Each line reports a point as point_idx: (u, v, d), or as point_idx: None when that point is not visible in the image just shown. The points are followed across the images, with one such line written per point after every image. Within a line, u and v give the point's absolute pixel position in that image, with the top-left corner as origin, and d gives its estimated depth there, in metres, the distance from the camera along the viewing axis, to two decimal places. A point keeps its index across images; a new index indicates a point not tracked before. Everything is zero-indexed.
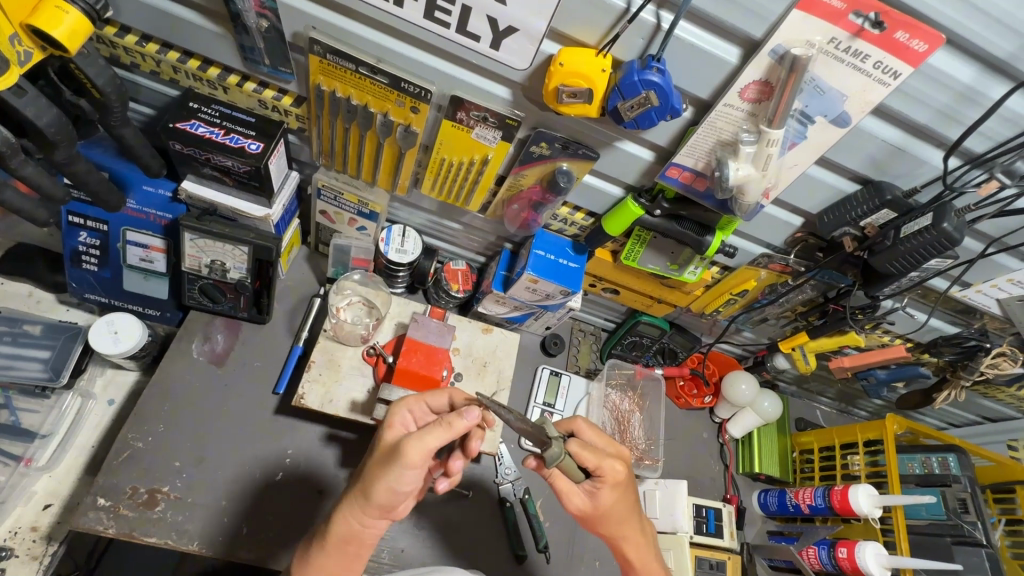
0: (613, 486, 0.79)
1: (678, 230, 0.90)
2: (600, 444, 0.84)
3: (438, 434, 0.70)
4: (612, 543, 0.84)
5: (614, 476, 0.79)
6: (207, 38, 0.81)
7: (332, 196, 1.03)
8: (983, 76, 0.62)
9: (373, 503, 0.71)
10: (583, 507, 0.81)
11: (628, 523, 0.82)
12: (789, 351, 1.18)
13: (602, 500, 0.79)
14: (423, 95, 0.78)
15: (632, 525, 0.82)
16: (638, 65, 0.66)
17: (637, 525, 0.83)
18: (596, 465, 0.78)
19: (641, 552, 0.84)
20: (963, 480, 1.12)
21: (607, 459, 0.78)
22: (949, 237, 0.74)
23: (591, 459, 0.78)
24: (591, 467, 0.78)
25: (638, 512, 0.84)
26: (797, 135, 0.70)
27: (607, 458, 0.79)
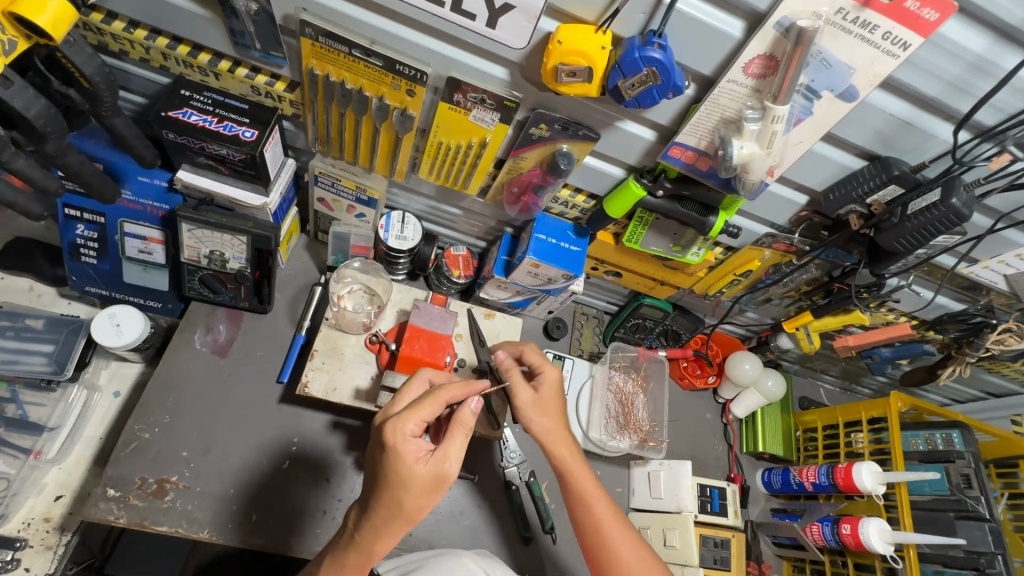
0: (552, 383, 0.97)
1: (681, 211, 0.88)
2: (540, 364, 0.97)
3: (463, 443, 0.74)
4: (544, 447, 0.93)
5: (551, 379, 0.97)
6: (196, 23, 0.79)
7: (329, 183, 1.02)
8: (996, 46, 0.61)
9: (420, 522, 0.75)
10: (526, 401, 0.94)
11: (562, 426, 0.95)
12: (794, 331, 1.18)
13: (544, 392, 0.96)
14: (419, 77, 0.76)
15: (565, 436, 0.94)
16: (639, 41, 0.64)
17: (569, 444, 0.94)
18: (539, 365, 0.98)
19: (568, 463, 0.92)
20: (966, 457, 1.11)
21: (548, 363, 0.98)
22: (958, 213, 0.73)
23: (535, 359, 0.99)
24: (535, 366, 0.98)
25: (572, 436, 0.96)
26: (803, 112, 0.68)
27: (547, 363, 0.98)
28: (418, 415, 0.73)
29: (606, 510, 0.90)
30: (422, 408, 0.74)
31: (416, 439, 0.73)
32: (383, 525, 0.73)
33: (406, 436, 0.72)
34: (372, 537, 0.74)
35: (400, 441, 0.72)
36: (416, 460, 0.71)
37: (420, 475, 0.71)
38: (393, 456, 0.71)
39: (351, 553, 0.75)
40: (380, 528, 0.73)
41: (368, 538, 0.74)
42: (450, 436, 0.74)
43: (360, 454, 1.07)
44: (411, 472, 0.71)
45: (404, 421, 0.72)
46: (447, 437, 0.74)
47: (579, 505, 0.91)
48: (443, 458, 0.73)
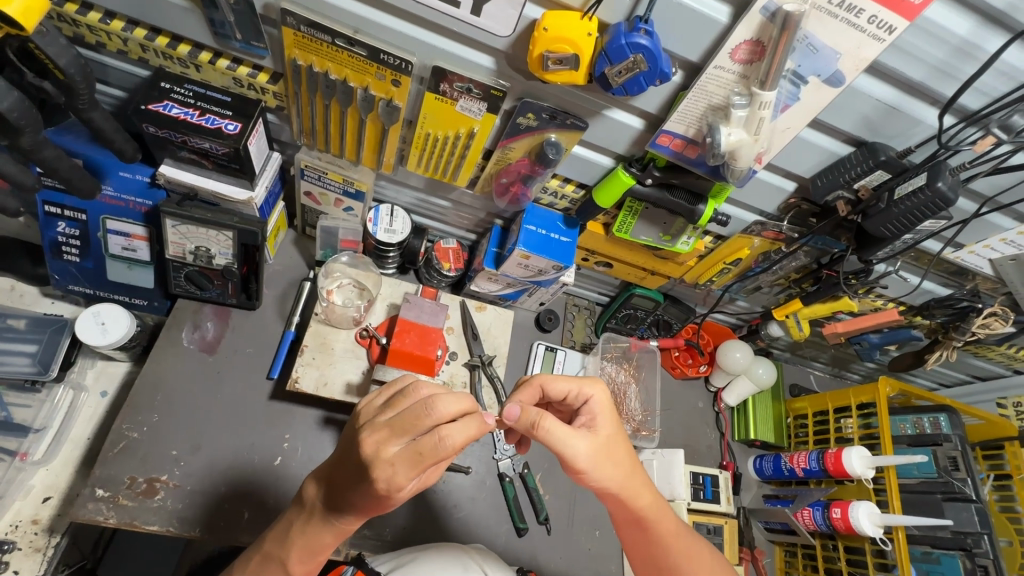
0: (606, 410, 0.77)
1: (670, 199, 0.88)
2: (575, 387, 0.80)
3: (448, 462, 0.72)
4: (621, 494, 0.76)
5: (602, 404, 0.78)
6: (174, 13, 0.77)
7: (316, 176, 1.00)
8: (980, 29, 0.61)
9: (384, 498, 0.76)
10: (586, 451, 0.72)
11: (633, 463, 0.77)
12: (783, 318, 1.18)
13: (600, 431, 0.75)
14: (404, 67, 0.75)
15: (640, 481, 0.76)
16: (625, 28, 0.63)
17: (648, 487, 0.78)
18: (578, 389, 0.79)
19: (648, 496, 0.77)
20: (953, 439, 1.13)
21: (590, 384, 0.79)
22: (944, 197, 0.73)
23: (570, 385, 0.79)
24: (574, 392, 0.79)
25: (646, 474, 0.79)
26: (790, 97, 0.68)
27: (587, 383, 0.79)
28: (417, 473, 0.64)
29: (686, 540, 0.81)
30: (424, 467, 0.64)
31: (409, 485, 0.66)
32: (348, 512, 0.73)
33: (404, 486, 0.65)
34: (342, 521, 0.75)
35: (393, 492, 0.65)
36: (408, 493, 0.67)
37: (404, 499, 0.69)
38: (383, 499, 0.66)
39: (320, 532, 0.73)
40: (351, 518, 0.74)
41: (341, 523, 0.72)
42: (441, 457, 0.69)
43: None
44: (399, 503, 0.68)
45: (405, 477, 0.64)
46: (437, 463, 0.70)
47: (658, 550, 0.80)
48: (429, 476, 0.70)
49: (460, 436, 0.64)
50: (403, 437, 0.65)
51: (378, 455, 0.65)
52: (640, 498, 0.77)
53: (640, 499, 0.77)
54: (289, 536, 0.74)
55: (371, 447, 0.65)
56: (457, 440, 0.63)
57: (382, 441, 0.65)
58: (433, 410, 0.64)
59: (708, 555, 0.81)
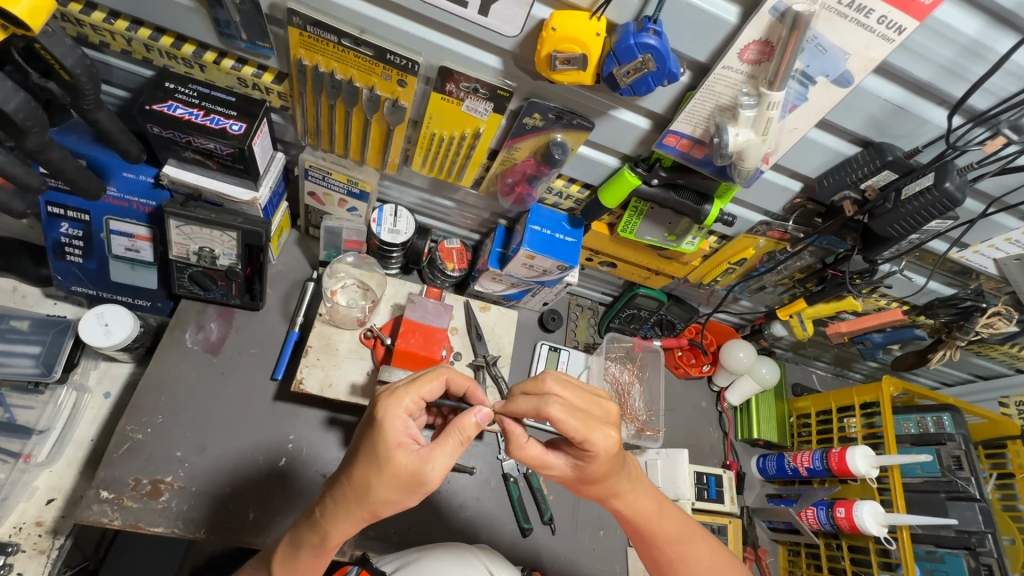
0: (607, 456, 0.70)
1: (676, 199, 0.88)
2: (587, 406, 0.74)
3: (454, 454, 0.66)
4: (607, 502, 0.79)
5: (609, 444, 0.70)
6: (178, 12, 0.76)
7: (320, 177, 1.00)
8: (989, 29, 0.60)
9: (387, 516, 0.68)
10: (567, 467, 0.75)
11: (622, 483, 0.76)
12: (787, 318, 1.18)
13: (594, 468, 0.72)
14: (410, 67, 0.75)
15: (625, 489, 0.77)
16: (634, 28, 0.63)
17: (635, 497, 0.79)
18: (584, 437, 0.68)
19: (639, 505, 0.79)
20: (957, 438, 1.13)
21: (597, 430, 0.69)
22: (952, 198, 0.73)
23: (581, 400, 0.74)
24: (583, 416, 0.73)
25: (634, 480, 0.79)
26: (798, 98, 0.68)
27: (595, 431, 0.69)
28: (415, 395, 0.69)
29: (679, 538, 0.82)
30: (422, 386, 0.70)
31: (406, 425, 0.66)
32: (342, 506, 0.67)
33: (395, 412, 0.66)
34: (333, 523, 0.68)
35: (388, 420, 0.65)
36: (399, 445, 0.65)
37: (398, 467, 0.64)
38: (377, 437, 0.65)
39: (308, 535, 0.71)
40: (342, 512, 0.67)
41: (327, 524, 0.69)
42: (443, 436, 0.67)
43: None
44: (388, 460, 0.64)
45: (399, 394, 0.68)
46: (440, 438, 0.67)
47: (649, 545, 0.82)
48: (428, 455, 0.65)
49: (453, 368, 0.76)
50: (410, 384, 0.76)
51: (387, 397, 0.74)
52: (627, 509, 0.78)
53: (621, 502, 0.78)
54: (286, 541, 0.74)
55: (386, 393, 0.75)
56: (451, 368, 0.76)
57: (392, 388, 0.75)
58: (436, 365, 0.82)
59: (703, 534, 0.85)
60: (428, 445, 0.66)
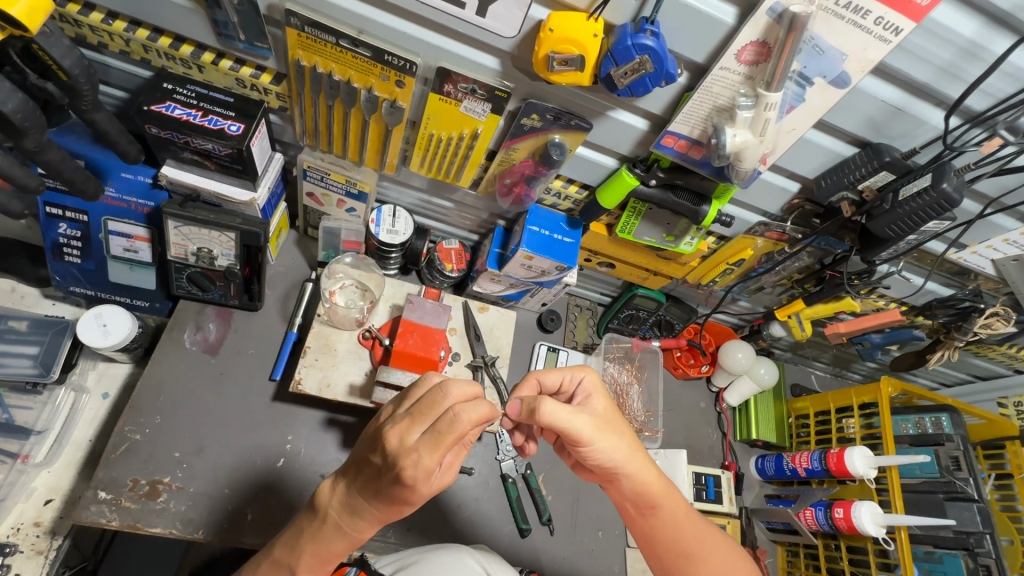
0: (600, 396, 0.80)
1: (674, 200, 0.88)
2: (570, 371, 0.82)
3: (467, 453, 0.72)
4: (624, 475, 0.76)
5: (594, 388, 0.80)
6: (176, 13, 0.76)
7: (319, 177, 1.00)
8: (986, 30, 0.60)
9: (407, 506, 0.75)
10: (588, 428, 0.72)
11: (635, 448, 0.76)
12: (785, 319, 1.18)
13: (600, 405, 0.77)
14: (408, 67, 0.75)
15: (643, 461, 0.76)
16: (631, 29, 0.63)
17: (650, 465, 0.78)
18: (571, 374, 0.82)
19: (654, 477, 0.77)
20: (956, 439, 1.14)
21: (582, 371, 0.82)
22: (949, 199, 0.73)
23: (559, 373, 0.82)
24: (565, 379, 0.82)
25: (647, 455, 0.79)
26: (795, 99, 0.68)
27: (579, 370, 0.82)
28: (440, 456, 0.63)
29: (694, 519, 0.81)
30: (446, 448, 0.63)
31: (433, 474, 0.65)
32: (373, 520, 0.71)
33: (428, 471, 0.63)
34: (360, 529, 0.72)
35: (419, 481, 0.64)
36: (432, 484, 0.66)
37: (428, 498, 0.68)
38: (409, 491, 0.64)
39: (331, 542, 0.73)
40: (374, 523, 0.72)
41: (356, 530, 0.72)
42: (456, 448, 0.70)
43: None
44: (423, 497, 0.66)
45: (428, 455, 0.63)
46: (456, 452, 0.70)
47: (668, 530, 0.79)
48: (449, 467, 0.69)
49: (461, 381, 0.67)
50: (423, 423, 0.65)
51: (401, 446, 0.64)
52: (645, 481, 0.77)
53: (640, 473, 0.76)
54: (294, 541, 0.75)
55: (393, 435, 0.65)
56: (474, 414, 0.63)
57: (405, 431, 0.65)
58: (449, 392, 0.66)
59: (717, 533, 0.82)
60: (449, 462, 0.69)
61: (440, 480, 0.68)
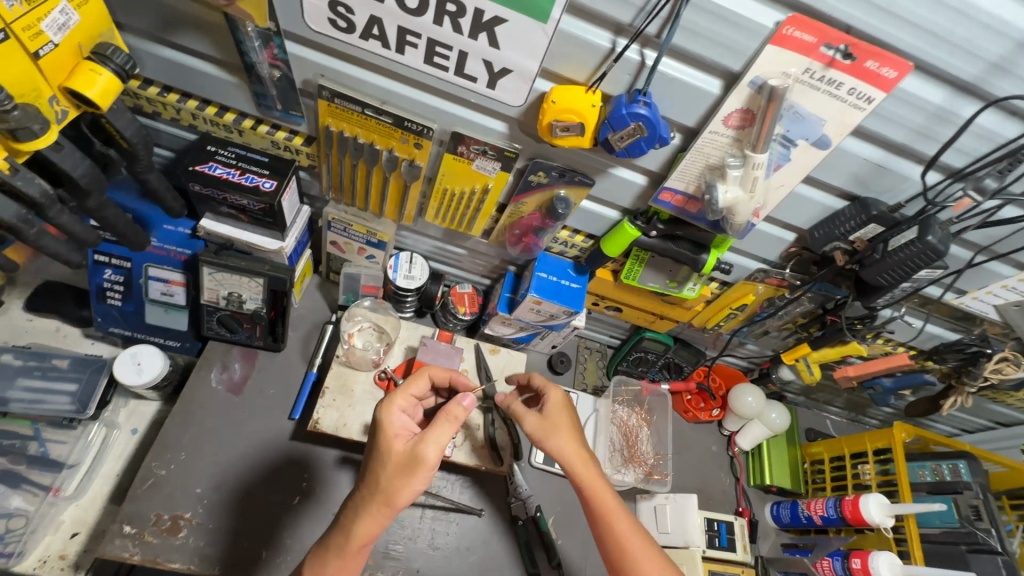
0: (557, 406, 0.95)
1: (674, 249, 0.93)
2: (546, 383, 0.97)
3: (451, 431, 0.79)
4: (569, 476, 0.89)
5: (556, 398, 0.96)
6: (223, 87, 0.86)
7: (342, 228, 1.08)
8: (955, 98, 0.65)
9: (403, 507, 0.79)
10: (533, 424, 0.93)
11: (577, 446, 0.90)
12: (793, 362, 1.20)
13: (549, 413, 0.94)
14: (425, 132, 0.83)
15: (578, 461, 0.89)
16: (626, 99, 0.70)
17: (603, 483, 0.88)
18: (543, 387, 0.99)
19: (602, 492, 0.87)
20: (974, 487, 1.11)
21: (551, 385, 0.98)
22: (935, 250, 0.76)
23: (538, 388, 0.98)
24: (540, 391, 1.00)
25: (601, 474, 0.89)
26: (781, 158, 0.74)
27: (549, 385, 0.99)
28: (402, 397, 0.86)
29: (646, 549, 0.84)
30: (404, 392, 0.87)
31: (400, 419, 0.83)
32: (367, 504, 0.78)
33: (390, 412, 0.83)
34: (359, 520, 0.78)
35: (386, 419, 0.82)
36: (397, 436, 0.81)
37: (398, 453, 0.79)
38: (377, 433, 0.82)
39: (335, 540, 0.79)
40: (369, 511, 0.78)
41: (354, 521, 0.78)
42: (434, 423, 0.79)
43: None
44: (390, 448, 0.80)
45: (391, 396, 0.85)
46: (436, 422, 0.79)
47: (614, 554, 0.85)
48: (422, 438, 0.78)
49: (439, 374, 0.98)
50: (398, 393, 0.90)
51: None
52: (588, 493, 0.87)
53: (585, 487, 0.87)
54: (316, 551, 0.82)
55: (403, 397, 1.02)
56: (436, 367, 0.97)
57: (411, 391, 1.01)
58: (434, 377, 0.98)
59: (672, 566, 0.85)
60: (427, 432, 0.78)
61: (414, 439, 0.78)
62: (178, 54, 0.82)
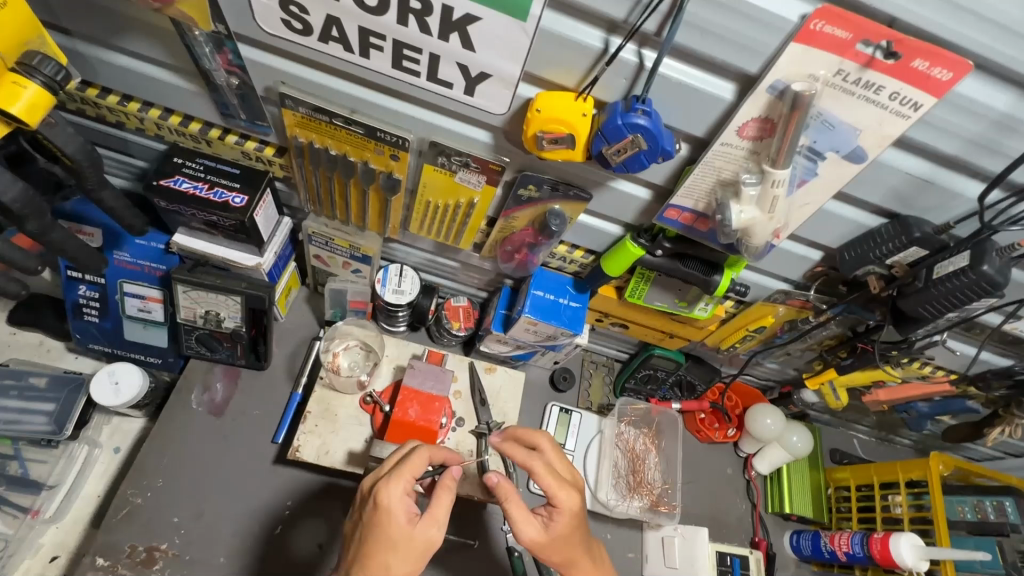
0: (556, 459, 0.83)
1: (683, 270, 0.83)
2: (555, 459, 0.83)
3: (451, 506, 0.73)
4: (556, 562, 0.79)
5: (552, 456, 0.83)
6: (183, 96, 0.78)
7: (323, 242, 1.01)
8: (1022, 103, 0.54)
9: None
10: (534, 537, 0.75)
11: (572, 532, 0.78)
12: (818, 386, 1.09)
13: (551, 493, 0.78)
14: (400, 143, 0.74)
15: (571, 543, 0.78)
16: (622, 107, 0.60)
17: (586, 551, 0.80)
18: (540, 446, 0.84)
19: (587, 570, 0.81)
20: (1022, 532, 1.01)
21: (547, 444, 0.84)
22: (990, 281, 0.65)
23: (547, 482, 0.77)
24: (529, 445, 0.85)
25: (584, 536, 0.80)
26: (806, 173, 0.63)
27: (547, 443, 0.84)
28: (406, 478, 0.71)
29: None
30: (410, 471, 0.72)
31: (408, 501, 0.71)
32: None
33: (394, 494, 0.70)
34: None
35: (390, 503, 0.70)
36: (404, 520, 0.70)
37: (409, 540, 0.69)
38: (382, 522, 0.69)
39: None
40: None
41: None
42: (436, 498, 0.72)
43: None
44: (401, 538, 0.69)
45: (394, 477, 0.70)
46: (438, 500, 0.72)
47: None
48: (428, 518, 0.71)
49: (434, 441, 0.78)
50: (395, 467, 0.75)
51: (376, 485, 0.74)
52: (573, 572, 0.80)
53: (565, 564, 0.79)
54: None
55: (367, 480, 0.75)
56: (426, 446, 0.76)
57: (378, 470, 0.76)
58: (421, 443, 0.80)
59: None
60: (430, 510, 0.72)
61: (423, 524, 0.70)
62: (131, 60, 0.75)
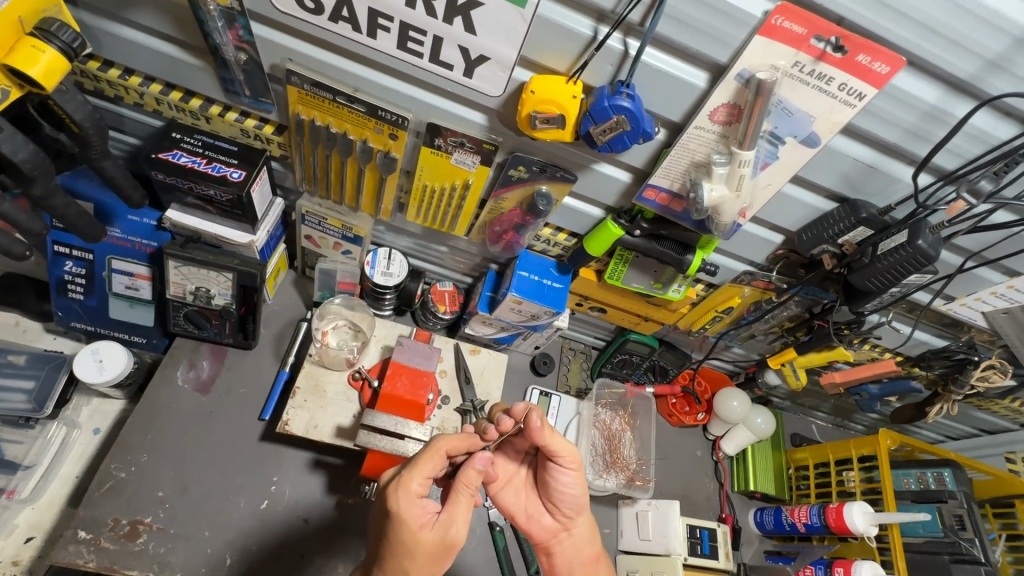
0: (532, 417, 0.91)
1: (659, 249, 0.90)
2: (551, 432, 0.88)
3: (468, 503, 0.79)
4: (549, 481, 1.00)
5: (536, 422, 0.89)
6: (187, 71, 0.81)
7: (317, 222, 1.04)
8: (948, 96, 0.63)
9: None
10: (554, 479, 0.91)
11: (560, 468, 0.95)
12: (779, 367, 1.17)
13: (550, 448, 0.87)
14: (400, 122, 0.79)
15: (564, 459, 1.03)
16: (608, 91, 0.67)
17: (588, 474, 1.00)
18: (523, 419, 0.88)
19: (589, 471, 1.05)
20: (959, 496, 1.09)
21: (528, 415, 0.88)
22: (925, 254, 0.74)
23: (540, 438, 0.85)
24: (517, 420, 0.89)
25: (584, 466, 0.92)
26: (769, 156, 0.71)
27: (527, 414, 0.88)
28: (421, 476, 0.76)
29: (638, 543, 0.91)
30: (425, 470, 0.77)
31: (422, 501, 0.77)
32: None
33: (409, 499, 0.75)
34: None
35: (404, 507, 0.75)
36: (422, 525, 0.75)
37: (427, 543, 0.75)
38: (400, 526, 0.74)
39: None
40: None
41: None
42: (456, 499, 0.78)
43: (341, 494, 1.05)
44: (416, 542, 0.74)
45: (403, 480, 0.76)
46: (456, 502, 0.78)
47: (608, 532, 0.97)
48: (449, 522, 0.77)
49: (451, 437, 0.80)
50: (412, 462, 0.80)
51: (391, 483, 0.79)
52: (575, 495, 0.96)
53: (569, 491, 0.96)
54: None
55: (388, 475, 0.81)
56: (449, 438, 0.79)
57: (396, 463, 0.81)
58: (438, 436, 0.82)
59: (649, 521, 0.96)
60: (447, 512, 0.77)
61: (442, 528, 0.76)
62: (138, 34, 0.78)
